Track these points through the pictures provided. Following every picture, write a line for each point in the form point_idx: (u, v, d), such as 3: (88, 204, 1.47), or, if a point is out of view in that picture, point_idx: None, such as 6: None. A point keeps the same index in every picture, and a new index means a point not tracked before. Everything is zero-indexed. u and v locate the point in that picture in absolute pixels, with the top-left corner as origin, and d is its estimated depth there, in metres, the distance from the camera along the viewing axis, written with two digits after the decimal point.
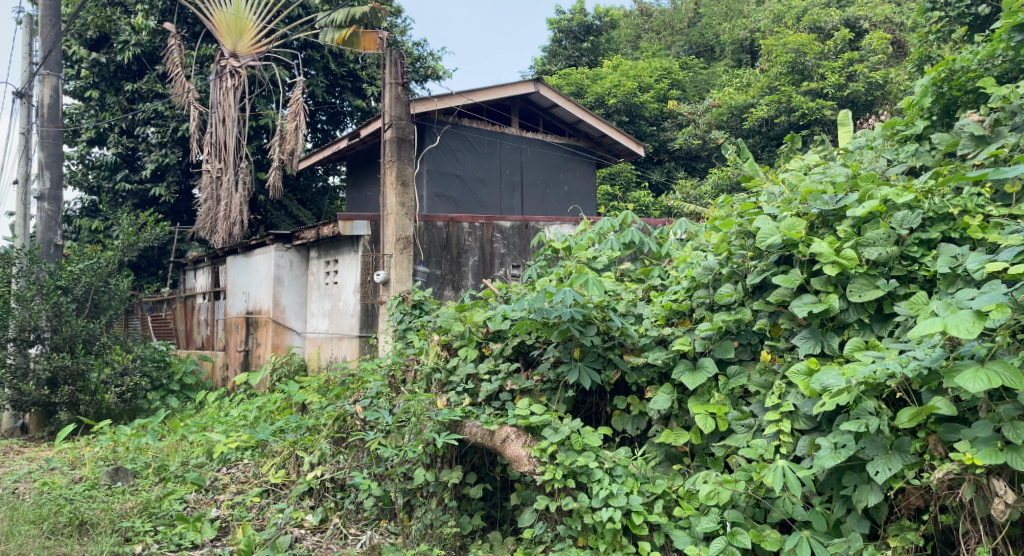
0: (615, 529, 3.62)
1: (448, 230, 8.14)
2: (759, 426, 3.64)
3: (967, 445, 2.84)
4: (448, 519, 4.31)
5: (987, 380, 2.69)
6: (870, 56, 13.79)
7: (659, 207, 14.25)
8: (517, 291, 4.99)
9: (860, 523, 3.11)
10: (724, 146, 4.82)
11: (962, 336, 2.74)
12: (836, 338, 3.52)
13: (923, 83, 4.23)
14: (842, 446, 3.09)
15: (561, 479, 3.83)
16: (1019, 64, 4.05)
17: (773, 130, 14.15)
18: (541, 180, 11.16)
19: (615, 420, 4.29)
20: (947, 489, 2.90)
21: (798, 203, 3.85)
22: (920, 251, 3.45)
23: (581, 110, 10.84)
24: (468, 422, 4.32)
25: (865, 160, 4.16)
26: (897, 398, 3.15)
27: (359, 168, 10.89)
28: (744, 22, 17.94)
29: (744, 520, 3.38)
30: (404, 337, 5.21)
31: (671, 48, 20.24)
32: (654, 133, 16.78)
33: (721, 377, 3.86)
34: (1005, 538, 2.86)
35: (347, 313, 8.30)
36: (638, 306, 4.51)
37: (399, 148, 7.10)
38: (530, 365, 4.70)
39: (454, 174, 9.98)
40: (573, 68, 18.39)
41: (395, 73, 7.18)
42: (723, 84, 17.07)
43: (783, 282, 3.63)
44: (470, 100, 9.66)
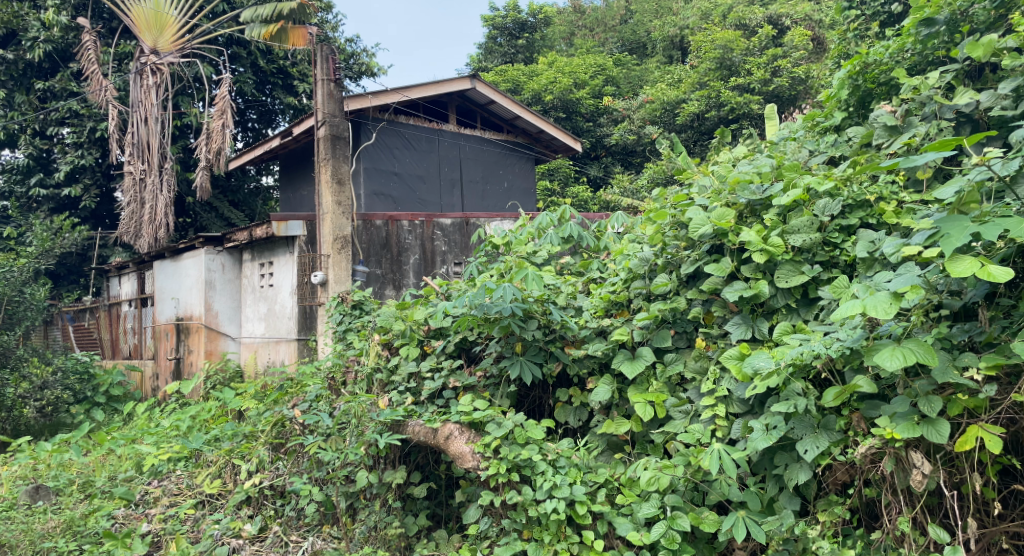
0: (559, 519, 3.65)
1: (387, 229, 8.04)
2: (695, 411, 3.73)
3: (886, 420, 2.95)
4: (393, 520, 4.31)
5: (902, 357, 2.82)
6: (793, 52, 14.22)
7: (598, 201, 14.42)
8: (458, 288, 4.97)
9: (791, 500, 3.23)
10: (657, 141, 4.90)
11: (880, 317, 2.85)
12: (765, 323, 3.64)
13: (840, 76, 4.42)
14: (773, 427, 3.20)
15: (505, 473, 3.84)
16: (927, 57, 4.19)
17: (704, 124, 14.49)
18: (481, 177, 11.15)
19: (557, 412, 4.34)
20: (870, 463, 3.02)
21: (727, 194, 3.96)
22: (840, 237, 3.59)
23: (518, 106, 10.88)
24: (411, 421, 4.32)
25: (788, 151, 4.31)
26: (823, 378, 3.27)
27: (293, 167, 10.66)
28: (673, 19, 18.32)
29: (683, 504, 3.46)
30: (345, 338, 5.13)
31: (604, 45, 20.49)
32: (590, 129, 16.97)
33: (659, 365, 3.94)
34: (923, 507, 2.98)
35: (284, 316, 8.13)
36: (577, 299, 4.57)
37: (333, 146, 6.99)
38: (473, 361, 4.72)
39: (392, 172, 9.85)
40: (508, 64, 18.41)
41: (326, 69, 7.05)
42: (656, 80, 17.36)
43: (714, 271, 3.73)
44: (406, 96, 9.56)
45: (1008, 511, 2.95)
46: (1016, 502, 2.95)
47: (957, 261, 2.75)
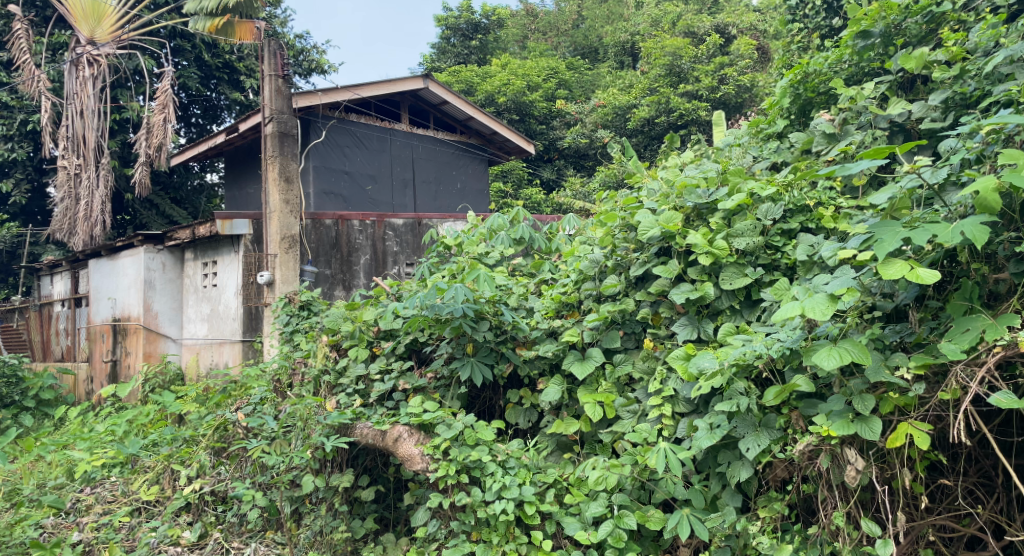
0: (508, 520, 3.66)
1: (337, 228, 7.92)
2: (643, 411, 3.78)
3: (823, 419, 3.04)
4: (339, 524, 4.27)
5: (838, 357, 2.90)
6: (739, 60, 14.56)
7: (551, 204, 14.51)
8: (408, 288, 4.95)
9: (733, 497, 3.30)
10: (609, 144, 4.96)
11: (818, 318, 2.94)
12: (710, 324, 3.73)
13: (782, 84, 4.55)
14: (717, 426, 3.29)
15: (455, 475, 3.83)
16: (863, 69, 4.32)
17: (654, 129, 14.71)
18: (433, 177, 11.10)
19: (508, 413, 4.37)
20: (807, 459, 3.11)
21: (675, 197, 4.04)
22: (782, 241, 3.68)
23: (470, 107, 10.87)
24: (358, 424, 4.29)
25: (733, 157, 4.43)
26: (765, 378, 3.36)
27: (239, 164, 10.43)
28: (625, 25, 18.58)
29: (630, 503, 3.51)
30: (291, 340, 5.06)
31: (557, 49, 20.63)
32: (543, 131, 17.08)
33: (608, 366, 3.99)
34: (857, 502, 3.07)
35: (228, 317, 7.95)
36: (529, 300, 4.61)
37: (281, 143, 6.87)
38: (423, 363, 4.70)
39: (343, 171, 9.72)
40: (461, 65, 18.39)
41: (274, 65, 6.91)
42: (607, 85, 17.56)
43: (662, 272, 3.80)
44: (357, 94, 9.45)
45: (936, 505, 3.07)
46: (943, 496, 3.07)
47: (890, 265, 2.84)
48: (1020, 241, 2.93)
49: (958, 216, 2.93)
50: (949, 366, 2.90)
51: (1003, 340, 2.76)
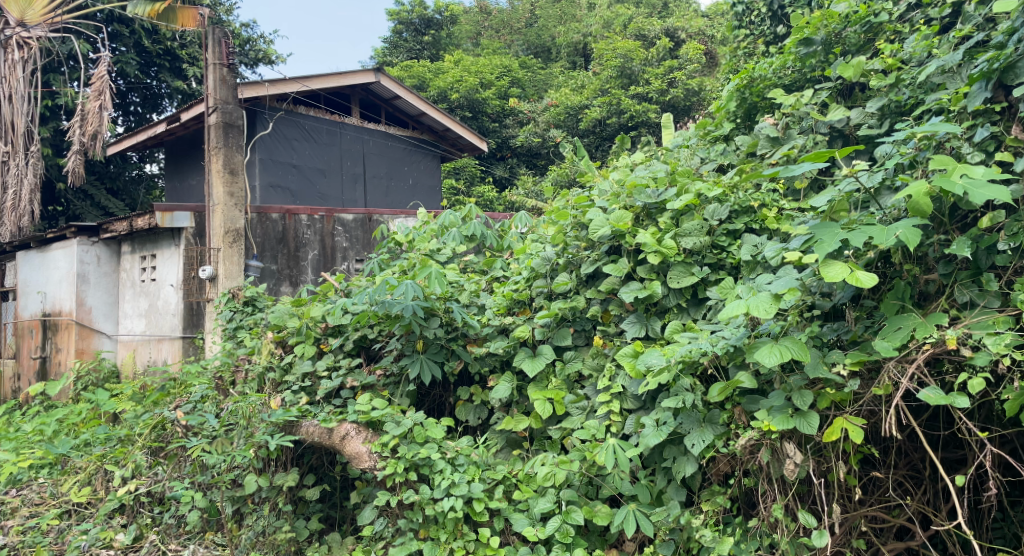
0: (456, 517, 3.65)
1: (285, 223, 7.74)
2: (592, 408, 3.81)
3: (764, 414, 3.10)
4: (282, 524, 4.21)
5: (779, 354, 2.97)
6: (687, 65, 14.78)
7: (503, 202, 14.54)
8: (358, 285, 4.91)
9: (678, 492, 3.37)
10: (561, 144, 4.99)
11: (761, 316, 3.00)
12: (658, 322, 3.79)
13: (730, 88, 4.64)
14: (663, 423, 3.35)
15: (403, 473, 3.80)
16: (805, 75, 4.45)
17: (605, 130, 14.86)
18: (384, 172, 10.98)
19: (458, 410, 4.35)
20: (749, 454, 3.18)
21: (625, 197, 4.08)
22: (727, 241, 3.75)
23: (422, 103, 10.80)
24: (305, 421, 4.20)
25: (682, 158, 4.51)
26: (709, 374, 3.43)
27: (180, 155, 10.13)
28: (577, 26, 18.69)
29: (578, 498, 3.54)
30: (235, 336, 4.96)
31: (510, 47, 20.63)
32: (496, 129, 17.06)
33: (558, 363, 4.02)
34: (794, 494, 3.16)
35: (168, 313, 7.73)
36: (480, 297, 4.61)
37: (226, 134, 6.70)
38: (372, 359, 4.66)
39: (291, 164, 9.53)
40: (413, 61, 18.25)
41: (219, 53, 6.74)
42: (560, 85, 17.64)
43: (612, 271, 3.85)
44: (306, 86, 9.28)
45: (868, 497, 3.18)
46: (875, 488, 3.18)
47: (830, 266, 2.92)
48: (949, 243, 3.06)
49: (892, 219, 3.05)
50: (883, 363, 3.01)
51: (932, 338, 2.87)
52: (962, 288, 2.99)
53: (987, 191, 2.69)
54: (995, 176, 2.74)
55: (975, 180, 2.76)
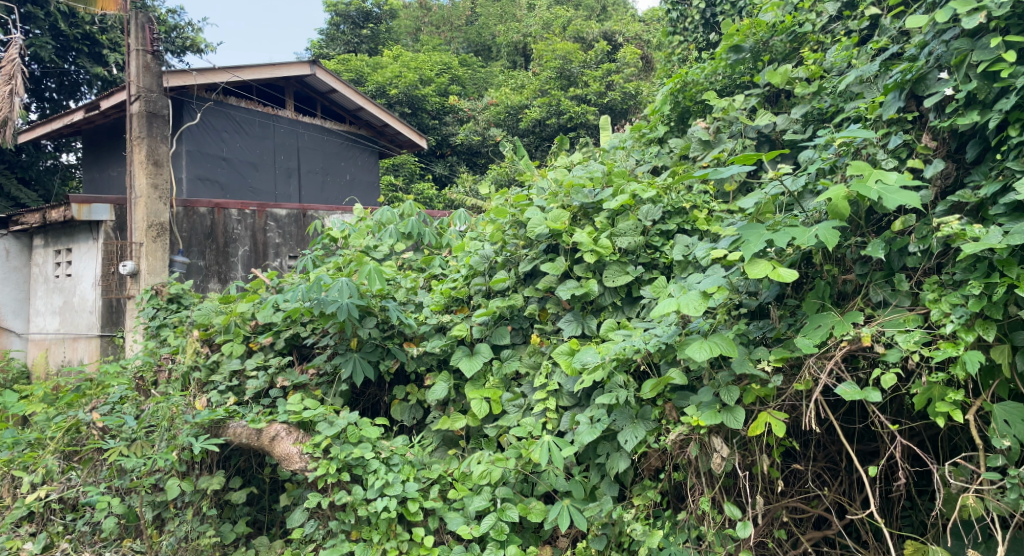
0: (389, 518, 3.59)
1: (213, 217, 7.49)
2: (528, 405, 3.82)
3: (693, 409, 3.16)
4: (207, 529, 4.08)
5: (708, 350, 3.01)
6: (625, 68, 14.95)
7: (442, 200, 14.45)
8: (290, 282, 4.79)
9: (611, 487, 3.41)
10: (501, 143, 4.97)
11: (691, 314, 3.02)
12: (594, 320, 3.82)
13: (664, 92, 4.72)
14: (597, 420, 3.38)
15: (335, 474, 3.72)
16: (735, 81, 4.57)
17: (545, 131, 14.94)
18: (320, 167, 10.77)
19: (393, 409, 4.30)
20: (679, 449, 3.24)
21: (563, 196, 4.10)
22: (661, 241, 3.80)
23: (359, 97, 10.63)
24: (232, 422, 4.09)
25: (618, 159, 4.56)
26: (642, 371, 3.48)
27: (100, 145, 9.69)
28: (517, 26, 18.73)
29: (513, 496, 3.54)
30: (158, 335, 4.77)
31: (450, 44, 20.50)
32: (435, 127, 16.90)
33: (495, 362, 4.01)
34: (721, 487, 3.23)
35: (84, 310, 7.38)
36: (418, 294, 4.57)
37: (149, 124, 6.45)
38: (304, 358, 4.57)
39: (220, 156, 9.22)
40: (351, 54, 17.96)
41: (142, 39, 6.46)
42: (500, 84, 17.64)
43: (549, 269, 3.86)
44: (237, 76, 9.00)
45: (789, 488, 3.28)
46: (795, 480, 3.29)
47: (755, 265, 2.99)
48: (865, 245, 3.19)
49: (814, 221, 3.15)
50: (804, 359, 3.10)
51: (849, 335, 2.98)
52: (876, 288, 3.12)
53: (900, 196, 2.79)
54: (908, 182, 2.85)
55: (889, 185, 2.86)
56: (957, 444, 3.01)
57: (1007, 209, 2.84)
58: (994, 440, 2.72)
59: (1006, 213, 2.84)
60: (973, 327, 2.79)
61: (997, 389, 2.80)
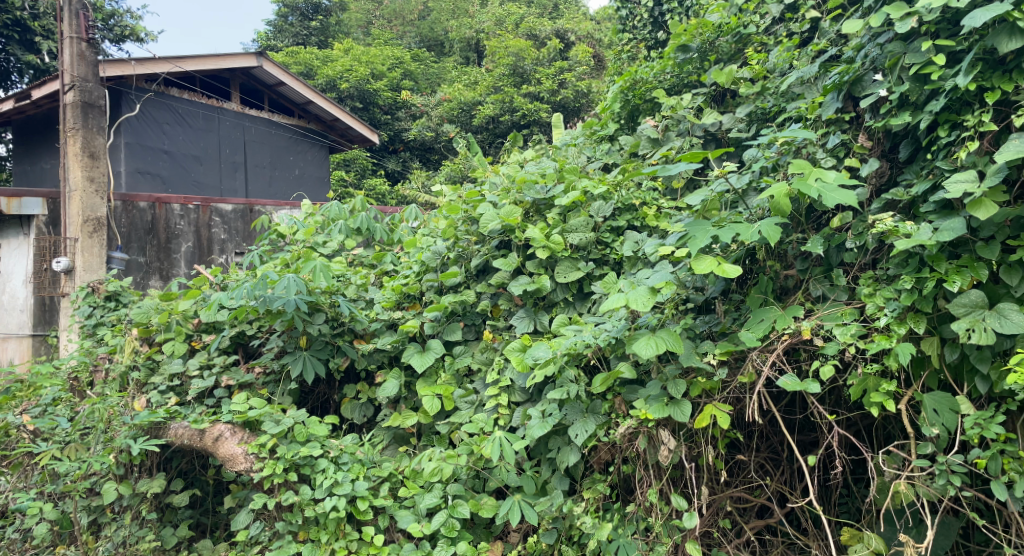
0: (338, 517, 3.54)
1: (154, 212, 7.25)
2: (480, 402, 3.80)
3: (642, 402, 3.19)
4: (146, 534, 3.97)
5: (655, 346, 3.04)
6: (577, 66, 15.01)
7: (395, 196, 14.30)
8: (236, 279, 4.68)
9: (561, 481, 3.43)
10: (454, 139, 4.94)
11: (639, 310, 3.03)
12: (546, 315, 3.82)
13: (614, 90, 4.76)
14: (549, 415, 3.39)
15: (281, 474, 3.65)
16: (683, 80, 4.64)
17: (498, 127, 14.90)
18: (268, 162, 10.55)
19: (344, 408, 4.25)
20: (628, 442, 3.27)
21: (515, 192, 4.09)
22: (611, 237, 3.83)
23: (308, 91, 10.44)
24: (173, 424, 3.98)
25: (570, 156, 4.59)
26: (592, 365, 3.50)
27: (32, 136, 9.31)
28: (470, 22, 18.65)
29: (464, 492, 3.52)
30: (94, 334, 4.60)
31: (402, 38, 20.29)
32: (388, 121, 16.71)
33: (447, 358, 3.99)
34: (668, 479, 3.27)
35: (13, 308, 7.10)
36: (369, 291, 4.52)
37: (85, 115, 6.23)
38: (250, 356, 4.49)
39: (162, 150, 8.95)
40: (300, 47, 17.64)
41: (76, 27, 6.21)
42: (453, 80, 17.50)
43: (502, 265, 3.85)
44: (179, 67, 8.73)
45: (733, 479, 3.35)
46: (739, 470, 3.36)
47: (700, 260, 3.02)
48: (805, 241, 3.28)
49: (757, 218, 3.22)
50: (748, 352, 3.17)
51: (790, 329, 3.05)
52: (816, 283, 3.20)
53: (839, 195, 2.86)
54: (846, 181, 2.92)
55: (828, 184, 2.93)
56: (891, 433, 3.12)
57: (937, 207, 2.93)
58: (924, 428, 2.82)
59: (936, 211, 2.94)
60: (905, 320, 2.88)
61: (927, 379, 2.90)
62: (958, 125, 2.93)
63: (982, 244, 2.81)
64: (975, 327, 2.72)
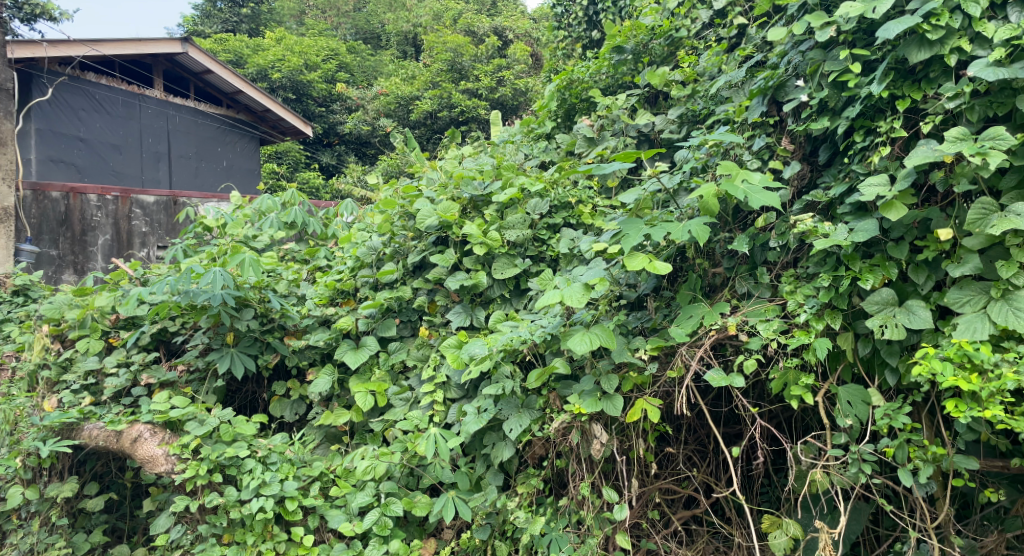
0: (265, 518, 3.44)
1: (68, 202, 6.90)
2: (415, 399, 3.77)
3: (575, 397, 3.22)
4: (56, 540, 3.79)
5: (589, 341, 3.06)
6: (515, 64, 15.00)
7: (329, 191, 14.02)
8: (158, 273, 4.51)
9: (496, 476, 3.43)
10: (391, 134, 4.88)
11: (573, 306, 3.04)
12: (482, 311, 3.81)
13: (550, 89, 4.81)
14: (484, 410, 3.39)
15: (205, 475, 3.53)
16: (617, 81, 4.72)
17: (436, 123, 14.69)
18: (193, 152, 10.17)
19: (273, 406, 4.15)
20: (561, 436, 3.30)
21: (452, 188, 4.06)
22: (548, 234, 3.84)
23: (237, 79, 10.10)
24: (87, 425, 3.81)
25: (507, 153, 4.60)
26: (527, 361, 3.51)
27: None
28: (407, 15, 18.43)
29: (397, 490, 3.48)
30: (2, 330, 4.35)
31: (338, 29, 19.91)
32: (322, 114, 16.36)
33: (382, 354, 3.94)
34: (601, 472, 3.32)
35: None
36: (300, 286, 4.42)
37: None
38: (173, 354, 4.32)
39: (77, 137, 8.52)
40: (229, 34, 17.10)
41: None
42: (390, 73, 17.24)
43: (439, 261, 3.83)
44: (97, 51, 8.29)
45: (661, 471, 3.43)
46: (668, 463, 3.44)
47: (633, 258, 3.06)
48: (732, 240, 3.38)
49: (687, 218, 3.28)
50: (677, 347, 3.24)
51: (717, 324, 3.13)
52: (742, 280, 3.30)
53: (763, 195, 2.94)
54: (770, 182, 3.01)
55: (754, 185, 3.01)
56: (809, 425, 3.25)
57: (852, 208, 3.05)
58: (839, 419, 2.95)
59: (852, 213, 3.07)
60: (822, 316, 3.00)
61: (842, 372, 3.04)
62: (872, 131, 3.07)
63: (893, 244, 2.95)
64: (887, 323, 2.86)
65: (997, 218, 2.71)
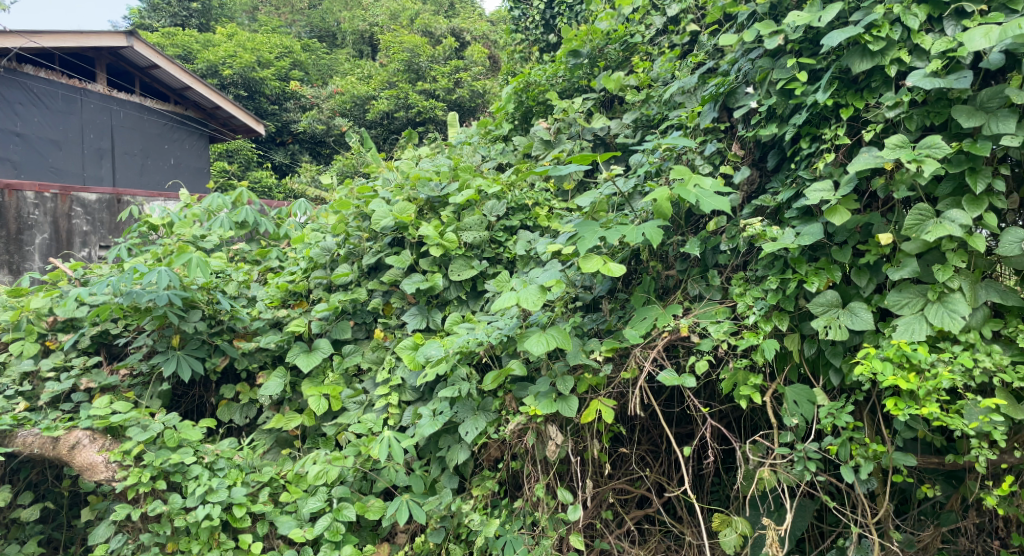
0: (212, 526, 3.38)
1: (4, 200, 6.45)
2: (369, 401, 3.73)
3: (531, 399, 3.23)
4: None
5: (545, 342, 3.08)
6: (473, 66, 14.97)
7: (282, 190, 13.75)
8: (99, 273, 4.35)
9: (450, 479, 3.43)
10: (347, 133, 4.81)
11: (529, 308, 3.05)
12: (439, 313, 3.79)
13: (507, 91, 4.85)
14: (439, 413, 3.37)
15: (148, 482, 3.44)
16: (574, 85, 4.77)
17: (393, 124, 14.50)
18: (139, 149, 9.87)
19: (221, 410, 4.06)
20: (517, 438, 3.32)
21: (408, 189, 4.04)
22: (505, 236, 3.85)
23: (185, 75, 9.84)
24: (21, 431, 3.66)
25: (464, 155, 4.61)
26: (483, 363, 3.52)
27: None
28: (363, 14, 18.24)
29: (350, 495, 3.43)
30: None
31: (292, 27, 19.59)
32: (275, 112, 16.04)
33: (336, 357, 3.90)
34: (555, 473, 3.34)
35: None
36: (251, 288, 4.33)
37: None
38: (115, 358, 4.19)
39: (12, 132, 8.20)
40: (178, 28, 16.67)
41: None
42: (345, 72, 16.97)
43: (395, 262, 3.80)
44: (35, 43, 7.98)
45: (615, 471, 3.47)
46: (621, 464, 3.49)
47: (588, 260, 3.10)
48: (684, 244, 3.45)
49: (641, 221, 3.33)
50: (631, 348, 3.28)
51: (670, 326, 3.18)
52: (693, 283, 3.37)
53: (714, 199, 3.00)
54: (721, 187, 3.08)
55: (705, 189, 3.07)
56: (757, 424, 3.33)
57: (799, 213, 3.14)
58: (785, 418, 3.04)
59: (799, 218, 3.15)
60: (770, 318, 3.08)
61: (788, 372, 3.14)
62: (818, 138, 3.17)
63: (837, 248, 3.05)
64: (830, 324, 2.97)
65: (932, 224, 2.82)
